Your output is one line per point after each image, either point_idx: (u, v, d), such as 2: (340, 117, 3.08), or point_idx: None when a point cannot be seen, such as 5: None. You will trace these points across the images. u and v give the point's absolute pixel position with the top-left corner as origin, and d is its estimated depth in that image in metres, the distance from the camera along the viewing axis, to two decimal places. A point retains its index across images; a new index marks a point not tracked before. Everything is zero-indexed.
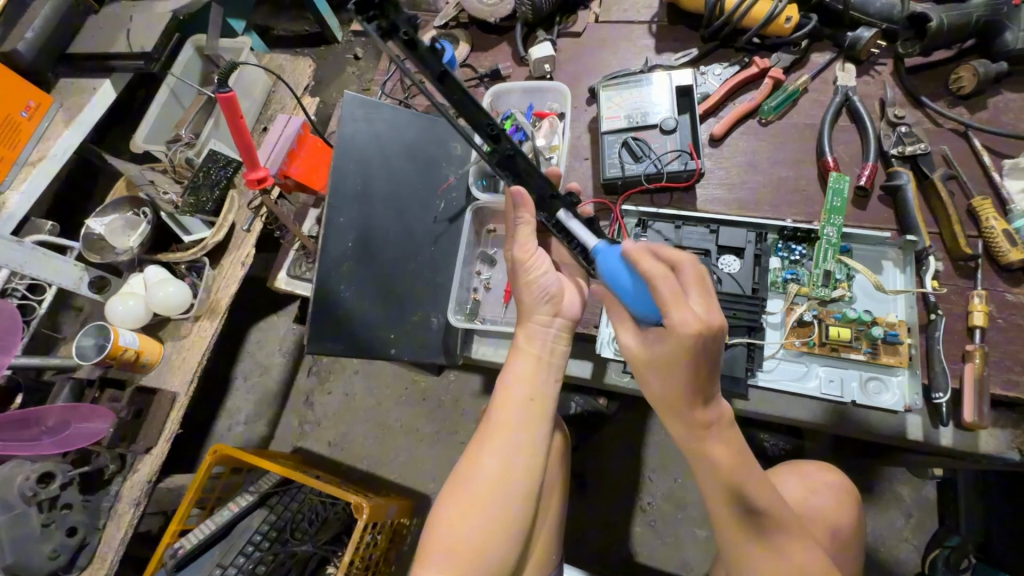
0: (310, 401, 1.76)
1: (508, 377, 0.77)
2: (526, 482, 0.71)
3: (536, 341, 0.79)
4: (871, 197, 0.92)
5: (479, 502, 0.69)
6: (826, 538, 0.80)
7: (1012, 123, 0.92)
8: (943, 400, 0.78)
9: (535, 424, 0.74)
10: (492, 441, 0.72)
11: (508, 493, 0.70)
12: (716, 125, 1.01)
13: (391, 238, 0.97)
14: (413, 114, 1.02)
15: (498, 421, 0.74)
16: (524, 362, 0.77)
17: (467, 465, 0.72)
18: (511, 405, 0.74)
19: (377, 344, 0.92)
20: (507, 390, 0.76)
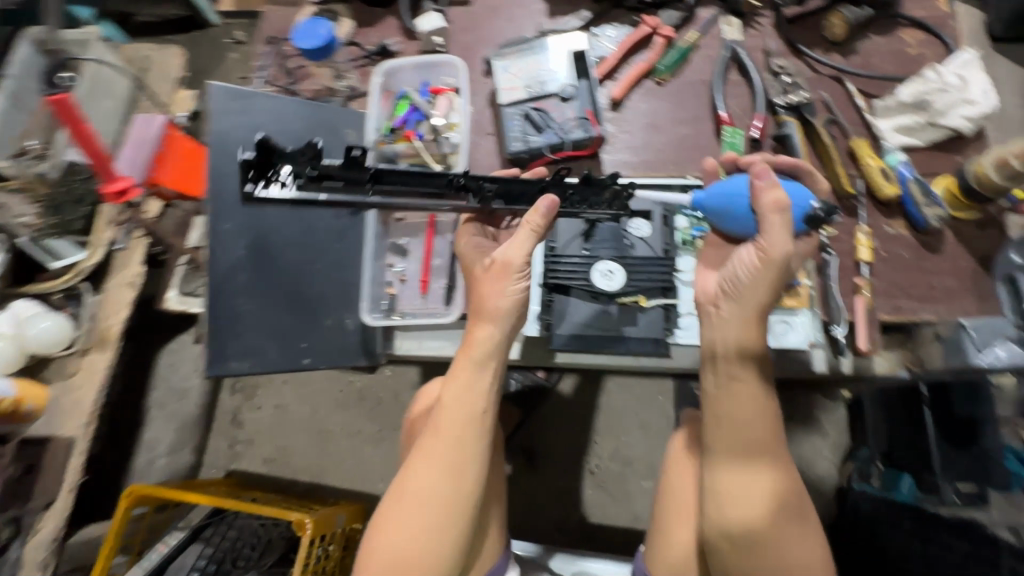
0: (238, 420, 1.65)
1: (454, 390, 0.71)
2: (471, 489, 0.69)
3: (491, 353, 0.72)
4: (763, 147, 0.96)
5: (433, 499, 0.68)
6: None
7: (881, 66, 0.98)
8: (840, 331, 0.84)
9: (481, 435, 0.71)
10: (435, 457, 0.69)
11: (455, 502, 0.68)
12: (614, 88, 1.00)
13: (287, 240, 0.89)
14: (297, 102, 0.94)
15: (441, 435, 0.69)
16: (471, 375, 0.71)
17: (410, 480, 0.69)
18: (455, 418, 0.70)
19: (287, 359, 0.86)
20: (450, 403, 0.70)
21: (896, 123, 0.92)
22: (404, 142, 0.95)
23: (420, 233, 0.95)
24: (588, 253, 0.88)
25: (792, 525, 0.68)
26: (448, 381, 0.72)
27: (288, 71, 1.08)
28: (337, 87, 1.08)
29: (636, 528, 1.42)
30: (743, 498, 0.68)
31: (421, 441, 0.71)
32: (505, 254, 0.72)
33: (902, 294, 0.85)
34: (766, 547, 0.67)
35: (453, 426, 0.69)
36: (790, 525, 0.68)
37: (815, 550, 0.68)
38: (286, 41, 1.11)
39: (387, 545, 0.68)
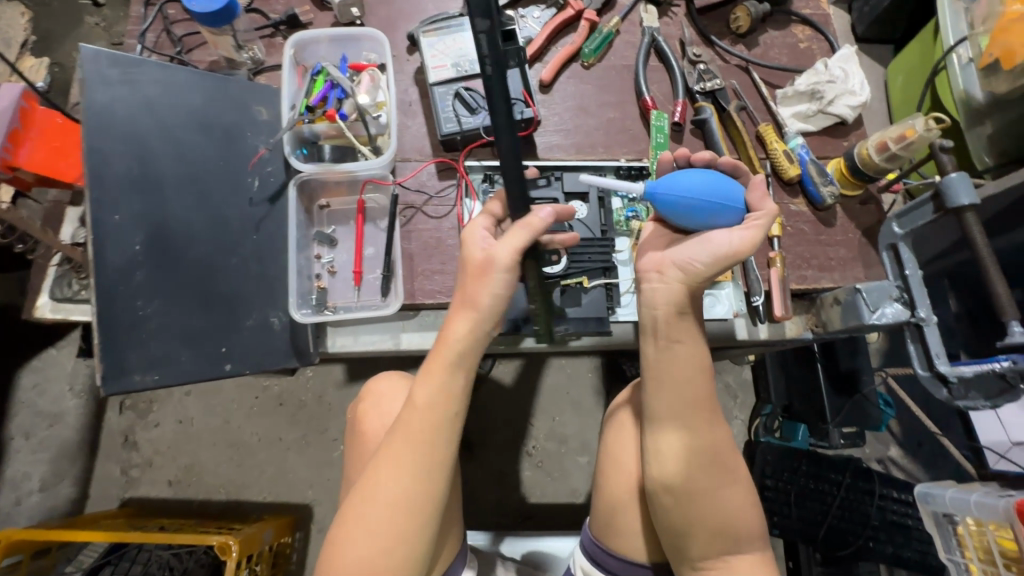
0: (130, 442, 1.44)
1: (425, 390, 0.67)
2: (439, 490, 0.66)
3: (469, 348, 0.68)
4: (685, 132, 1.00)
5: (402, 483, 0.64)
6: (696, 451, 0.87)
7: (779, 58, 1.07)
8: (759, 300, 0.91)
9: (454, 439, 0.67)
10: (401, 462, 0.65)
11: (418, 505, 0.64)
12: (543, 70, 1.00)
13: (194, 231, 0.78)
14: (192, 72, 0.82)
15: (408, 441, 0.65)
16: (446, 378, 0.67)
17: (369, 486, 0.65)
18: (425, 420, 0.66)
19: (205, 366, 0.76)
20: (422, 405, 0.66)
21: (795, 111, 1.02)
22: (325, 121, 0.85)
23: (348, 220, 0.91)
24: None
25: (727, 482, 0.74)
26: (422, 380, 0.67)
27: (177, 39, 0.94)
28: (238, 58, 0.95)
29: (574, 503, 1.46)
30: (682, 452, 0.73)
31: (383, 445, 0.66)
32: (492, 250, 0.67)
33: (805, 264, 0.96)
34: (705, 501, 0.72)
35: (423, 432, 0.65)
36: (720, 478, 0.73)
37: (746, 501, 0.74)
38: (170, 3, 0.96)
39: (342, 556, 0.63)
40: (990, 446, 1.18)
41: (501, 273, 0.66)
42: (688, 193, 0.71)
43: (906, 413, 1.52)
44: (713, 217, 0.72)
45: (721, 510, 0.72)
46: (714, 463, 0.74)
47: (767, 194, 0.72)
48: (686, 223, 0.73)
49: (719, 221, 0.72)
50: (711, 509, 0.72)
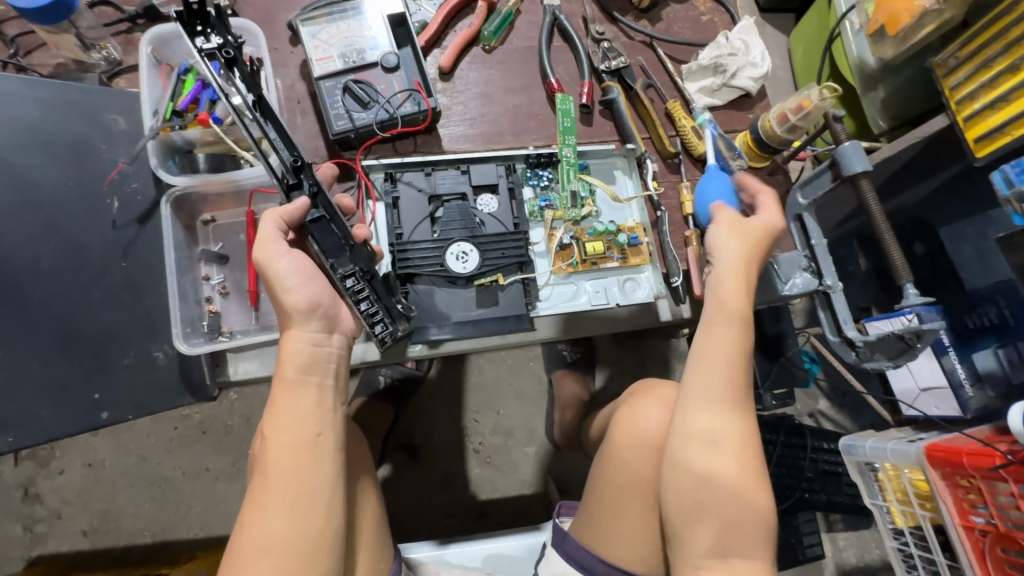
0: (32, 493, 1.31)
1: (275, 416, 0.61)
2: (325, 524, 0.59)
3: (312, 358, 0.63)
4: (594, 113, 0.98)
5: (281, 525, 0.57)
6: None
7: (682, 31, 1.06)
8: (679, 281, 0.88)
9: (325, 464, 0.60)
10: (272, 503, 0.58)
11: (302, 544, 0.57)
12: (441, 57, 0.94)
13: (46, 268, 0.70)
14: (23, 80, 0.72)
15: (274, 478, 0.59)
16: (292, 397, 0.61)
17: (246, 538, 0.57)
18: (283, 447, 0.59)
19: (75, 418, 0.68)
20: (277, 433, 0.60)
21: (700, 86, 1.01)
22: (197, 126, 0.76)
23: (238, 235, 0.83)
24: (439, 237, 0.83)
25: (751, 479, 0.66)
26: (269, 412, 0.62)
27: (9, 40, 0.81)
28: (88, 59, 0.83)
29: (526, 494, 1.45)
30: (712, 447, 0.65)
31: (252, 490, 0.60)
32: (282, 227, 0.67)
33: None
34: (731, 502, 0.65)
35: (284, 464, 0.59)
36: (748, 479, 0.66)
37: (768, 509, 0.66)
38: None
39: None
40: (900, 395, 1.22)
41: (282, 267, 0.64)
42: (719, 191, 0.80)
43: (830, 368, 1.60)
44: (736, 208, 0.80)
45: (740, 514, 0.65)
46: (745, 460, 0.66)
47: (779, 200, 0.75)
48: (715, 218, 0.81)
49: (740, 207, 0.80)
50: (733, 510, 0.65)
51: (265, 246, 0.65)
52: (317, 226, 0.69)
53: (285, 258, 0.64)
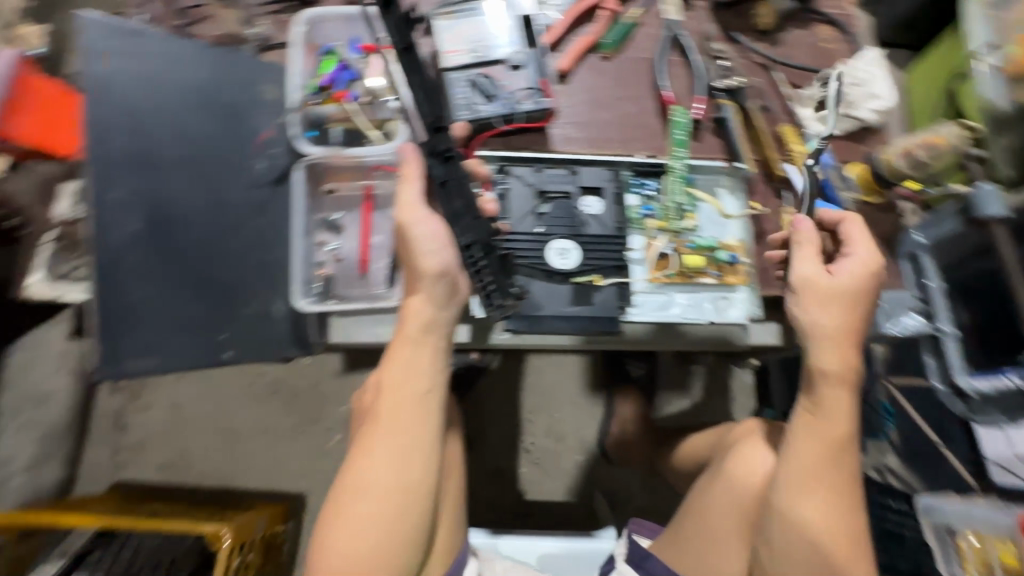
0: (122, 423, 1.43)
1: (392, 367, 0.67)
2: (426, 474, 0.65)
3: (433, 321, 0.69)
4: (704, 129, 0.97)
5: (389, 470, 0.63)
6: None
7: (801, 57, 1.05)
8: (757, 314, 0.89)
9: (430, 420, 0.66)
10: (382, 445, 0.64)
11: (406, 489, 0.64)
12: (560, 60, 0.96)
13: (197, 215, 0.77)
14: (194, 45, 0.78)
15: (385, 423, 0.65)
16: (412, 353, 0.68)
17: (355, 473, 0.64)
18: (399, 398, 0.66)
19: (204, 352, 0.75)
20: (395, 384, 0.66)
21: (817, 112, 0.99)
22: (334, 104, 0.82)
23: (355, 207, 0.88)
24: (542, 231, 0.85)
25: (833, 546, 0.69)
26: (388, 362, 0.68)
27: (180, 10, 0.90)
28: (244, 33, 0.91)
29: (571, 501, 1.45)
30: (803, 501, 0.70)
31: (364, 433, 0.67)
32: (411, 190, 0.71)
33: None
34: (804, 562, 0.70)
35: (398, 411, 0.65)
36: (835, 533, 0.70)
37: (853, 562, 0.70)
38: None
39: (333, 543, 0.62)
40: (996, 459, 1.06)
41: (422, 235, 0.69)
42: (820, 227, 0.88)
43: None
44: None
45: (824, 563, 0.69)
46: (832, 529, 0.70)
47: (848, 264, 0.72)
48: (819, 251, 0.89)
49: None
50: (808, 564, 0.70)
51: (408, 206, 0.70)
52: (445, 187, 0.71)
53: (422, 224, 0.69)
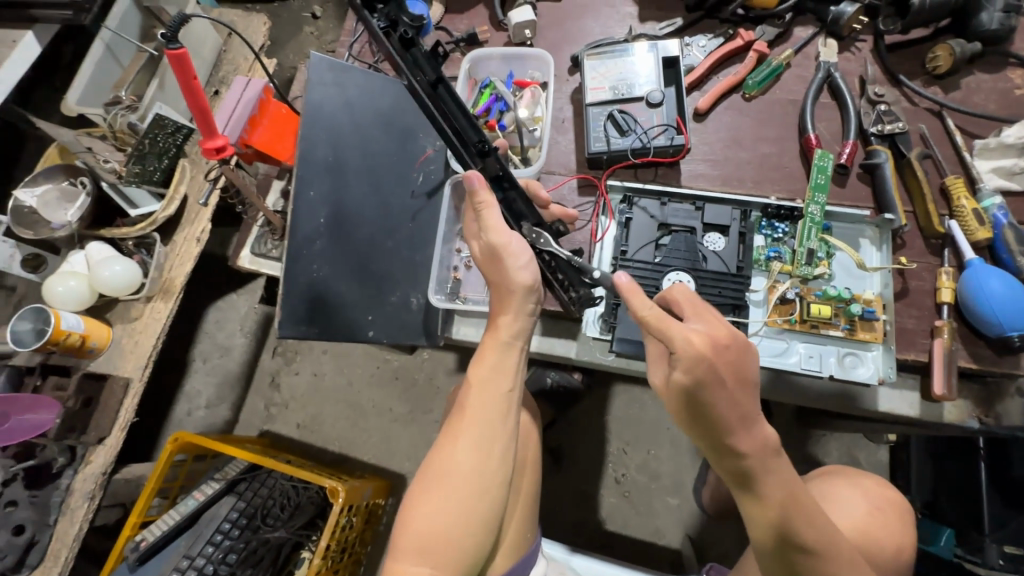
0: (276, 383, 1.67)
1: (482, 366, 0.73)
2: (501, 469, 0.70)
3: (520, 329, 0.74)
4: (850, 175, 0.93)
5: (468, 461, 0.69)
6: (891, 562, 0.73)
7: (982, 104, 0.95)
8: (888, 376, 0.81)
9: (510, 416, 0.72)
10: (465, 434, 0.70)
11: (485, 481, 0.68)
12: (700, 99, 0.99)
13: (366, 214, 0.91)
14: (387, 79, 0.96)
15: (469, 416, 0.70)
16: (498, 356, 0.73)
17: (439, 457, 0.70)
18: (485, 396, 0.71)
19: (354, 329, 0.87)
20: (481, 382, 0.72)
21: (995, 165, 0.89)
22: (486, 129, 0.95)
23: None
24: (660, 262, 0.88)
25: None
26: (477, 360, 0.74)
27: (376, 50, 1.10)
28: None
29: (656, 543, 1.40)
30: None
31: (451, 421, 0.72)
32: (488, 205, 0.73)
33: (983, 340, 0.83)
34: None
35: (484, 407, 0.71)
36: None
37: None
38: None
39: (415, 518, 0.67)
40: None
41: (515, 253, 0.72)
42: (982, 293, 0.80)
43: None
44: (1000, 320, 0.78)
45: None
46: None
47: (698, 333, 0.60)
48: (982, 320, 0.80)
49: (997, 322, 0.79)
50: None
51: (495, 230, 0.72)
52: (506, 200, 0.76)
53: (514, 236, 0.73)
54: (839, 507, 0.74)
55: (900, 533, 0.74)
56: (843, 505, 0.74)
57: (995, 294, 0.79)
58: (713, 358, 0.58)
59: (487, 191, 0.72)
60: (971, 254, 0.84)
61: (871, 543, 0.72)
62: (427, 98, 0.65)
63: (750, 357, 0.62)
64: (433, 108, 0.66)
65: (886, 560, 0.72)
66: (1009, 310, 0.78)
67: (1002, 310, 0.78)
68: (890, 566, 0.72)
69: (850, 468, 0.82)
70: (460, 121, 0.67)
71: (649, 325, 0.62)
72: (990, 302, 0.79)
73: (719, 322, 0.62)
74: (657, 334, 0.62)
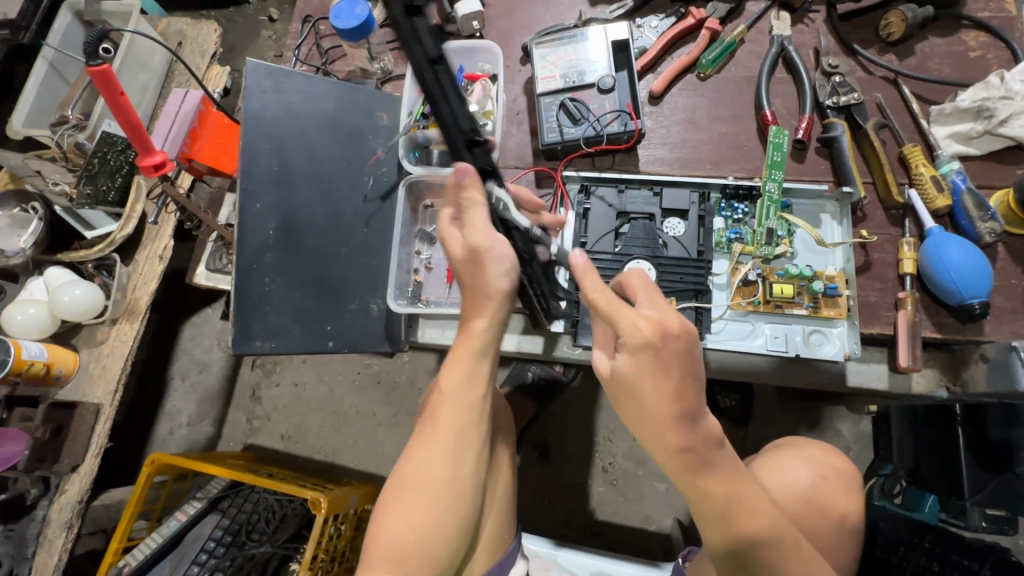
0: (256, 396, 1.65)
1: (453, 376, 0.69)
2: (473, 473, 0.69)
3: (494, 335, 0.69)
4: (808, 150, 0.92)
5: (439, 468, 0.67)
6: (837, 529, 0.73)
7: (938, 68, 0.94)
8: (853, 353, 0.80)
9: (483, 423, 0.69)
10: (436, 442, 0.68)
11: (457, 488, 0.67)
12: (654, 82, 0.97)
13: (317, 221, 0.90)
14: (331, 83, 0.94)
15: (439, 425, 0.68)
16: (470, 365, 0.69)
17: (410, 465, 0.68)
18: (458, 406, 0.68)
19: (313, 340, 0.86)
20: (453, 390, 0.68)
21: (952, 130, 0.88)
22: (437, 127, 0.92)
23: None
24: (620, 251, 0.86)
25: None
26: (446, 370, 0.70)
27: (323, 51, 1.07)
28: (370, 68, 1.05)
29: (646, 529, 1.40)
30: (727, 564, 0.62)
31: (421, 428, 0.70)
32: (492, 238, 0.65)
33: (947, 309, 0.83)
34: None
35: (454, 418, 0.68)
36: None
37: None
38: (322, 20, 1.09)
39: (387, 525, 0.67)
40: None
41: (499, 262, 0.66)
42: (945, 264, 0.79)
43: None
44: (957, 288, 0.78)
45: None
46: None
47: (643, 317, 0.57)
48: (942, 289, 0.80)
49: (953, 294, 0.79)
50: None
51: (479, 232, 0.65)
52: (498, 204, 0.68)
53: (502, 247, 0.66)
54: (781, 477, 0.74)
55: (847, 498, 0.74)
56: (786, 476, 0.74)
57: (956, 264, 0.78)
58: (658, 346, 0.56)
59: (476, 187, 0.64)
60: (932, 223, 0.83)
61: (814, 512, 0.72)
62: (426, 85, 0.55)
63: (697, 352, 0.58)
64: (435, 93, 0.56)
65: (830, 526, 0.72)
66: (967, 281, 0.78)
67: (961, 279, 0.78)
68: (835, 533, 0.72)
69: (800, 437, 0.82)
70: (455, 111, 0.59)
71: (598, 309, 0.60)
72: (948, 272, 0.78)
73: (672, 311, 0.59)
74: (606, 319, 0.60)
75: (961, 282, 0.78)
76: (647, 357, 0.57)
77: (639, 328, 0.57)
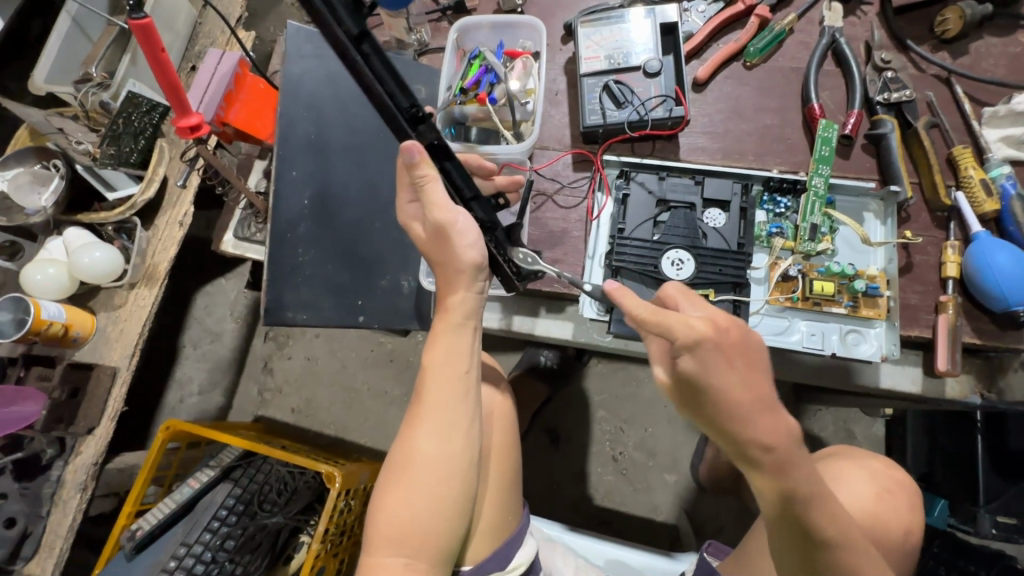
0: (268, 368, 1.65)
1: (437, 353, 0.67)
2: (468, 452, 0.67)
3: (470, 307, 0.67)
4: (854, 146, 0.90)
5: (431, 448, 0.65)
6: (900, 544, 0.72)
7: (992, 69, 0.91)
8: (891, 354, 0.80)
9: (471, 398, 0.67)
10: (427, 420, 0.66)
11: (451, 467, 0.66)
12: (699, 68, 0.95)
13: (351, 194, 0.89)
14: None
15: (428, 403, 0.66)
16: (452, 339, 0.67)
17: (403, 444, 0.67)
18: (446, 383, 0.66)
19: (343, 314, 0.85)
20: (438, 368, 0.66)
21: (1004, 134, 0.87)
22: (475, 104, 0.90)
23: None
24: (659, 240, 0.85)
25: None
26: (431, 346, 0.67)
27: None
28: (407, 39, 1.02)
29: (653, 519, 1.41)
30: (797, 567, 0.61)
31: (411, 406, 0.68)
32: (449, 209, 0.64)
33: (988, 315, 0.82)
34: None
35: (443, 396, 0.66)
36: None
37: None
38: None
39: (385, 507, 0.66)
40: None
41: (462, 232, 0.65)
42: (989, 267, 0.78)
43: None
44: (999, 291, 0.77)
45: None
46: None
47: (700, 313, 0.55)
48: (986, 293, 0.79)
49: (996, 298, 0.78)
50: None
51: (439, 206, 0.63)
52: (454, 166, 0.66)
53: (461, 214, 0.65)
54: (846, 489, 0.73)
55: (909, 515, 0.74)
56: (851, 489, 0.73)
57: (1001, 268, 0.77)
58: (722, 341, 0.54)
59: (428, 161, 0.62)
60: (978, 227, 0.81)
61: (880, 528, 0.71)
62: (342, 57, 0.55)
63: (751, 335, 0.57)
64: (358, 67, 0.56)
65: (895, 542, 0.72)
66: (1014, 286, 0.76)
67: (1008, 283, 0.76)
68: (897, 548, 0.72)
69: (858, 450, 0.81)
70: (388, 86, 0.58)
71: (643, 323, 0.56)
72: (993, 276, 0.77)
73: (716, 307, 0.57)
74: (654, 331, 0.56)
75: (1007, 287, 0.76)
76: (715, 355, 0.54)
77: (699, 327, 0.54)
